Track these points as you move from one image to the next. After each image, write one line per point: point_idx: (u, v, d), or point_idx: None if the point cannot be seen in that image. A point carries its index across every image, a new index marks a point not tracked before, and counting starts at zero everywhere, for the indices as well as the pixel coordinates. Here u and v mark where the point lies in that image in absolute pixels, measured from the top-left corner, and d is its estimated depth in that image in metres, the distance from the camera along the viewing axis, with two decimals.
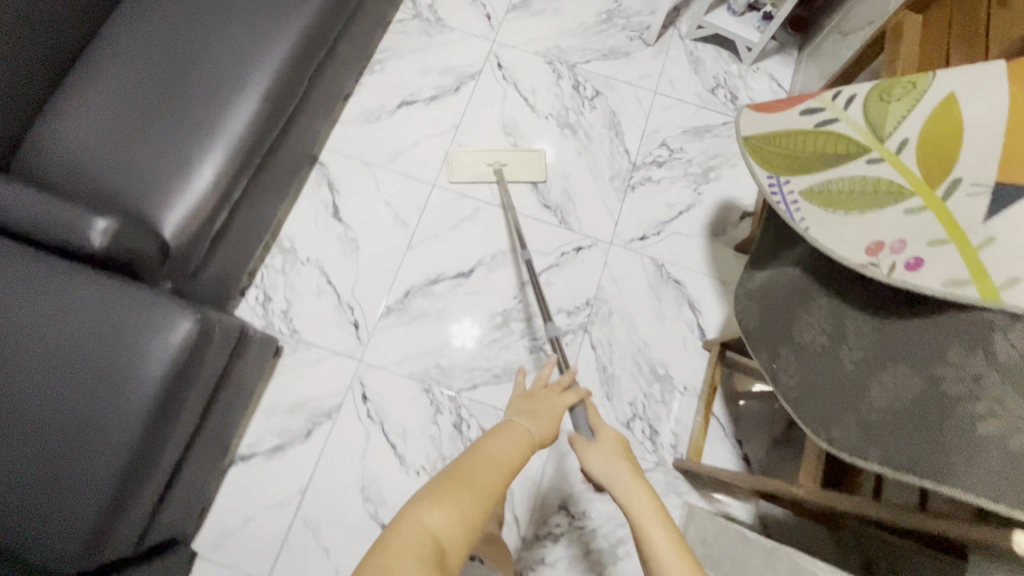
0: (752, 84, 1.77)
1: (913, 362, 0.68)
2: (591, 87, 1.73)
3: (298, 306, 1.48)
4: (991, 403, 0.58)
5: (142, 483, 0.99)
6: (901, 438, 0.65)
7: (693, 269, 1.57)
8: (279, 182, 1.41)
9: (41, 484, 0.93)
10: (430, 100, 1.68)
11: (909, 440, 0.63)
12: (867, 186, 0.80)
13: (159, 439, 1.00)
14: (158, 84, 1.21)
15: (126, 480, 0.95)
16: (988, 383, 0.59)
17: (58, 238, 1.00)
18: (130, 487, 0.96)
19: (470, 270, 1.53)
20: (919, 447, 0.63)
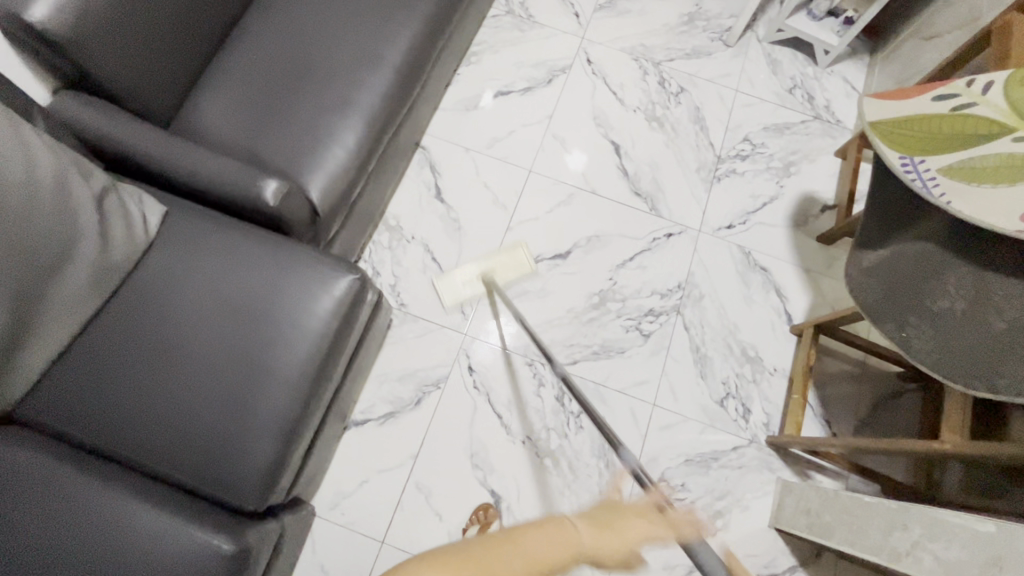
0: (828, 86, 1.85)
1: None
2: (676, 83, 1.81)
3: (405, 281, 1.54)
4: None
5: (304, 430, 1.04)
6: None
7: (778, 257, 1.64)
8: (396, 161, 1.48)
9: (217, 423, 0.98)
10: (524, 92, 1.76)
11: None
12: (1012, 162, 0.91)
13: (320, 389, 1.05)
14: (302, 57, 1.28)
15: (295, 424, 1.01)
16: None
17: (231, 195, 1.07)
18: (297, 432, 1.01)
19: (567, 252, 1.60)
20: None
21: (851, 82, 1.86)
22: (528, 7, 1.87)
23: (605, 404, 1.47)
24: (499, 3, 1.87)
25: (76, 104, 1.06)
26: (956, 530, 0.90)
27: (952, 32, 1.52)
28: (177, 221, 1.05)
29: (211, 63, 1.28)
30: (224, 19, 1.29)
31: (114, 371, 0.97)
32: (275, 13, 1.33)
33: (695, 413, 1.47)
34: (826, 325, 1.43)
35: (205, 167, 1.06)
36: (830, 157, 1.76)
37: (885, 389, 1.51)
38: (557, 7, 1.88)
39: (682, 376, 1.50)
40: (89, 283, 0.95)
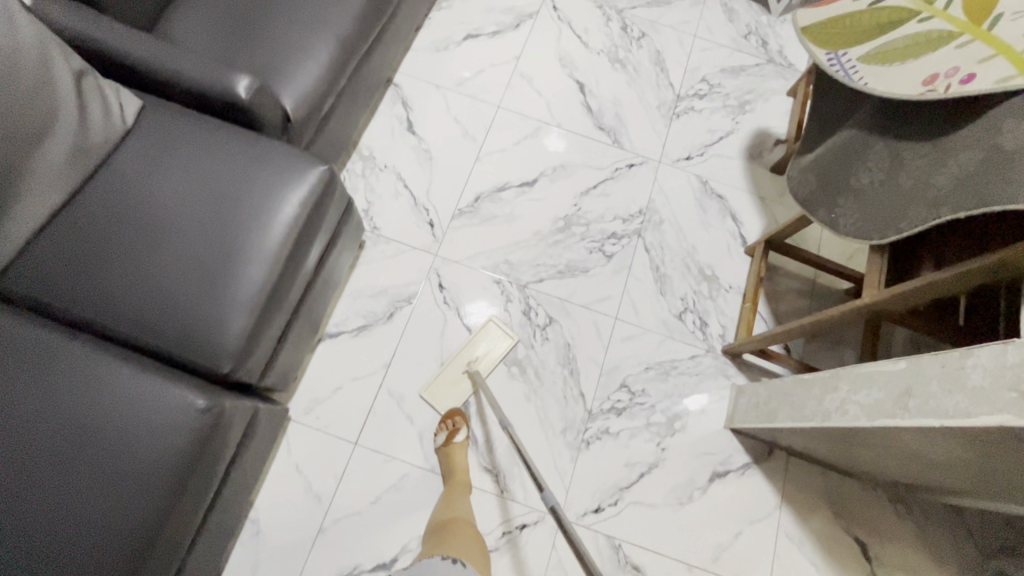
0: (780, 33, 1.96)
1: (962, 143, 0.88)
2: (638, 29, 1.91)
3: (378, 206, 1.60)
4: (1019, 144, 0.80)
5: (274, 311, 1.10)
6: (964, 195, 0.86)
7: (734, 186, 1.73)
8: (368, 88, 1.54)
9: (188, 296, 1.03)
10: (493, 35, 1.84)
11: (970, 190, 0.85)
12: (917, 40, 0.98)
13: (289, 274, 1.11)
14: None
15: (264, 302, 1.06)
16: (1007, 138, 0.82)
17: (205, 92, 1.13)
18: (267, 310, 1.07)
19: (534, 180, 1.67)
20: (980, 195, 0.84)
21: None
22: None
23: (570, 318, 1.54)
24: None
25: (56, 5, 1.12)
26: (875, 377, 0.99)
27: None
28: (153, 114, 1.11)
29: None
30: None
31: (91, 247, 1.02)
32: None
33: (655, 325, 1.55)
34: (775, 239, 1.53)
35: (180, 63, 1.12)
36: (782, 97, 1.86)
37: (834, 303, 1.61)
38: None
39: (643, 292, 1.58)
40: (68, 161, 1.01)
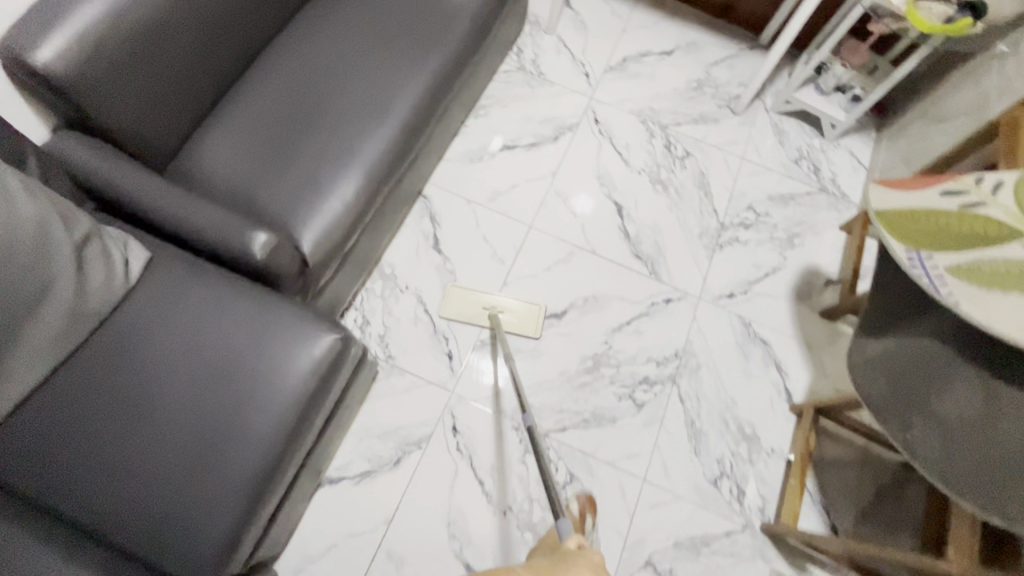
0: (834, 160, 1.85)
1: None
2: (682, 147, 1.81)
3: (395, 331, 1.50)
4: None
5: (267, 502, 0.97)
6: None
7: (779, 331, 1.59)
8: (395, 210, 1.46)
9: (172, 490, 0.92)
10: (531, 146, 1.77)
11: None
12: (1015, 271, 0.88)
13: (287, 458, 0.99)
14: (308, 106, 1.28)
15: (256, 497, 0.94)
16: None
17: (219, 246, 1.04)
18: (258, 505, 0.95)
19: (563, 312, 1.56)
20: None
21: (856, 157, 1.86)
22: (539, 64, 1.90)
23: (593, 475, 1.40)
24: (512, 58, 1.90)
25: (73, 143, 1.05)
26: None
27: (960, 115, 1.51)
28: (162, 268, 1.03)
29: (217, 108, 1.29)
30: (236, 64, 1.30)
31: (71, 428, 0.92)
32: (285, 62, 1.34)
33: (687, 491, 1.40)
34: (827, 408, 1.39)
35: (193, 215, 1.04)
36: (834, 230, 1.74)
37: (889, 478, 1.44)
38: (569, 66, 1.90)
39: (675, 450, 1.44)
40: (60, 331, 0.92)
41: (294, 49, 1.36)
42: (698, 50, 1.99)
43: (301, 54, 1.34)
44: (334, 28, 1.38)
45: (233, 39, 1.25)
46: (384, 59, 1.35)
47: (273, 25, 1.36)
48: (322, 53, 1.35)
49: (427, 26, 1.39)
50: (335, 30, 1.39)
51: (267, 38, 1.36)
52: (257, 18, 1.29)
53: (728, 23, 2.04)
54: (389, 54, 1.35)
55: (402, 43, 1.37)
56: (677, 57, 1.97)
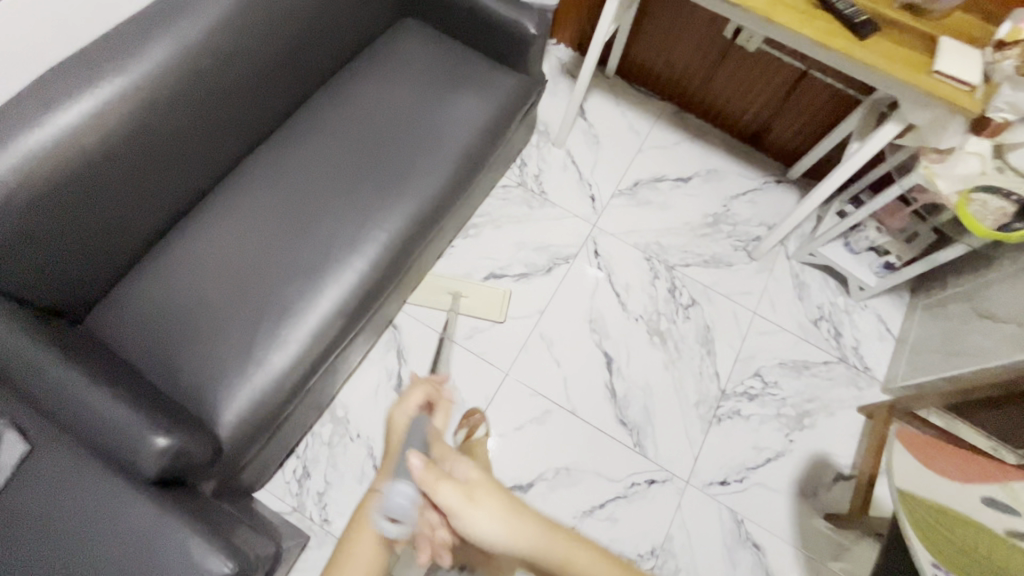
0: (859, 324, 1.65)
1: None
2: (688, 293, 1.64)
3: (337, 490, 1.33)
4: None
5: None
6: None
7: (776, 533, 1.38)
8: (349, 358, 1.30)
9: None
10: (520, 277, 1.61)
11: None
12: None
13: None
14: (256, 261, 1.18)
15: None
16: None
17: (110, 448, 0.88)
18: None
19: (529, 484, 1.38)
20: None
21: (885, 322, 1.66)
22: (542, 181, 1.75)
23: None
24: (513, 172, 1.75)
25: None
26: None
27: (1011, 323, 1.28)
28: (37, 468, 0.85)
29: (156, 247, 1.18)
30: (182, 199, 1.18)
31: None
32: (241, 202, 1.23)
33: None
34: None
35: (85, 411, 0.89)
36: (851, 412, 1.53)
37: None
38: (574, 186, 1.75)
39: None
40: None
41: (251, 185, 1.25)
42: (718, 180, 1.82)
43: (257, 194, 1.24)
44: (299, 164, 1.28)
45: (181, 179, 1.14)
46: (350, 211, 1.25)
47: (234, 154, 1.25)
48: (280, 194, 1.25)
49: (398, 175, 1.30)
50: (300, 166, 1.28)
51: (223, 169, 1.25)
52: (211, 153, 1.18)
53: (755, 150, 1.87)
54: (354, 203, 1.26)
55: (372, 194, 1.27)
56: (695, 186, 1.80)
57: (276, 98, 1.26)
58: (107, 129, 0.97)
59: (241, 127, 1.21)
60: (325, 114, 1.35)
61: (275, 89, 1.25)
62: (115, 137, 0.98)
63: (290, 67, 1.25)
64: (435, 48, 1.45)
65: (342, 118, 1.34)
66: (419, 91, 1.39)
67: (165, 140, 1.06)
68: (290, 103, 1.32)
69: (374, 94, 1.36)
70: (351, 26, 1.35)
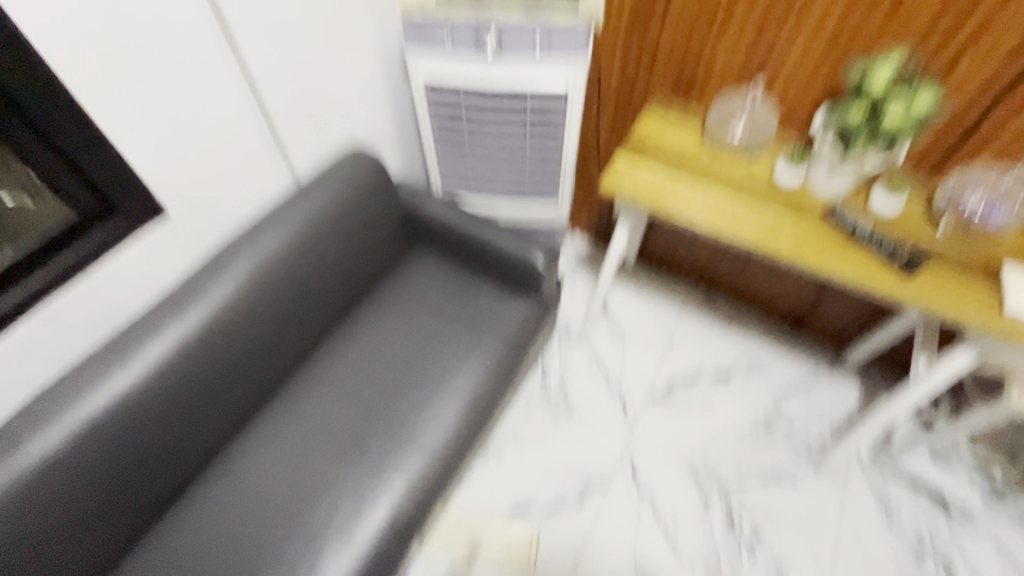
0: (974, 554, 1.33)
1: None
2: (749, 523, 1.39)
3: None
4: None
5: None
6: None
7: None
8: None
9: None
10: (548, 509, 1.42)
11: None
12: None
13: None
14: (244, 557, 1.03)
15: None
16: None
17: None
18: None
19: None
20: None
21: (1009, 552, 1.33)
22: (566, 388, 1.62)
23: None
24: (535, 379, 1.64)
25: None
26: None
27: None
28: None
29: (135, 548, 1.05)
30: (170, 483, 1.07)
31: None
32: (238, 479, 1.12)
33: None
34: None
35: None
36: None
37: None
38: (603, 392, 1.61)
39: None
40: None
41: (249, 458, 1.15)
42: (763, 371, 1.65)
43: (255, 464, 1.14)
44: (296, 428, 1.18)
45: (167, 465, 1.05)
46: (347, 481, 1.11)
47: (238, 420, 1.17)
48: (278, 459, 1.14)
49: (404, 424, 1.18)
50: (301, 429, 1.18)
51: (216, 443, 1.13)
52: (207, 430, 1.10)
53: (802, 334, 1.71)
54: (352, 471, 1.12)
55: (374, 460, 1.14)
56: (736, 382, 1.63)
57: (279, 357, 1.19)
58: (72, 458, 0.91)
59: (239, 395, 1.14)
60: (330, 363, 1.28)
61: (284, 349, 1.20)
62: (90, 462, 0.93)
63: (293, 325, 1.19)
64: (448, 277, 1.41)
65: (352, 367, 1.27)
66: (433, 327, 1.33)
67: (160, 422, 1.01)
68: (301, 353, 1.26)
69: (384, 340, 1.31)
70: (365, 267, 1.33)
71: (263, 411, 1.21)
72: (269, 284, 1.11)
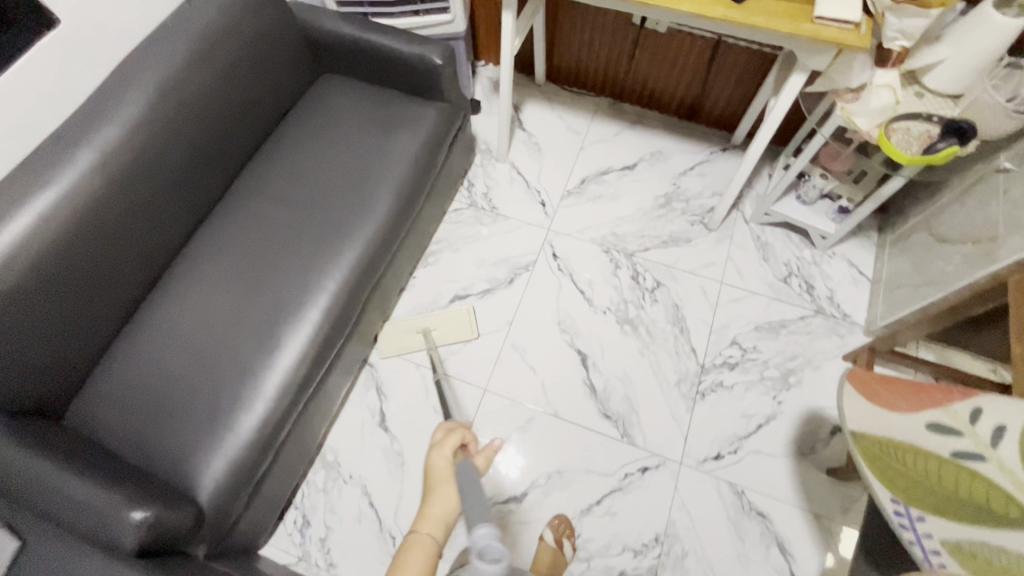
0: (829, 272, 1.63)
1: None
2: (652, 277, 1.64)
3: (337, 532, 1.37)
4: None
5: None
6: None
7: (779, 497, 1.37)
8: (328, 399, 1.38)
9: None
10: (484, 292, 1.65)
11: None
12: None
13: None
14: (219, 325, 1.23)
15: None
16: None
17: (91, 526, 0.94)
18: None
19: (523, 493, 1.39)
20: None
21: (857, 266, 1.64)
22: (491, 197, 1.79)
23: None
24: (463, 194, 1.80)
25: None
26: None
27: (967, 241, 1.26)
28: (29, 555, 0.93)
29: (120, 334, 1.23)
30: (139, 277, 1.22)
31: None
32: (199, 271, 1.29)
33: None
34: None
35: (60, 494, 0.95)
36: (837, 361, 1.51)
37: None
38: (523, 196, 1.79)
39: None
40: None
41: (205, 258, 1.30)
42: (664, 159, 1.84)
43: (212, 259, 1.30)
44: (237, 236, 1.32)
45: (133, 260, 1.19)
46: (297, 261, 1.29)
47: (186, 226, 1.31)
48: (231, 254, 1.30)
49: (338, 212, 1.34)
50: (247, 228, 1.33)
51: (170, 247, 1.28)
52: (161, 231, 1.24)
53: (699, 123, 1.88)
54: (293, 263, 1.29)
55: (318, 242, 1.31)
56: (641, 171, 1.82)
57: (210, 174, 1.32)
58: (31, 255, 1.01)
59: (182, 201, 1.26)
60: (258, 182, 1.40)
61: (213, 162, 1.31)
62: (55, 251, 1.04)
63: (218, 144, 1.31)
64: (359, 91, 1.51)
65: (284, 175, 1.40)
66: (351, 133, 1.44)
67: (115, 218, 1.12)
68: (233, 169, 1.39)
69: (308, 149, 1.43)
70: (276, 85, 1.41)
71: (210, 221, 1.36)
72: (181, 93, 1.19)
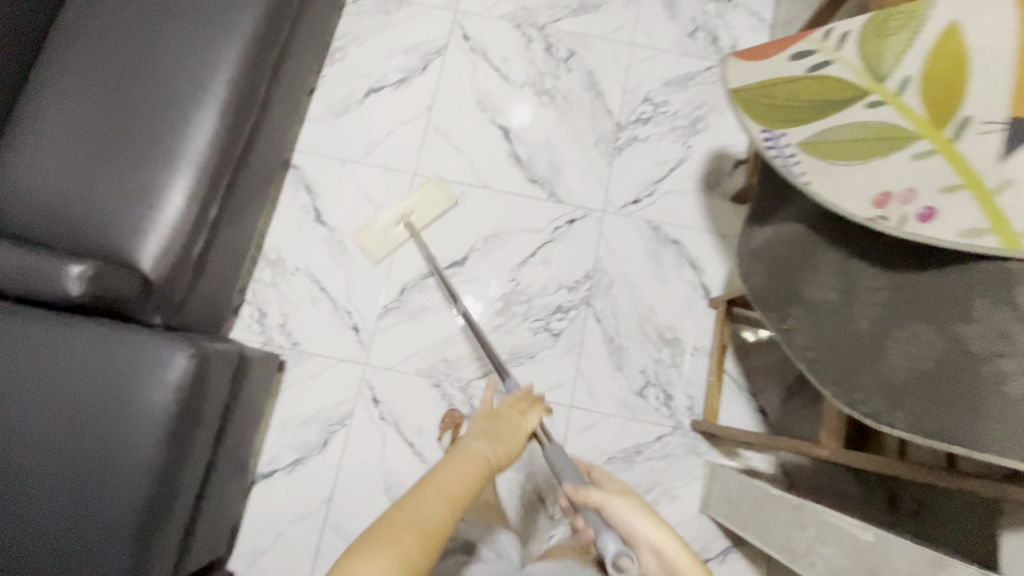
0: (732, 23, 1.67)
1: (937, 320, 0.73)
2: (565, 46, 1.64)
3: (294, 317, 1.45)
4: (1015, 356, 0.65)
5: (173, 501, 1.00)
6: (932, 405, 0.70)
7: (691, 227, 1.53)
8: (255, 193, 1.37)
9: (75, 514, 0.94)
10: (399, 83, 1.61)
11: (946, 407, 0.69)
12: (885, 129, 0.77)
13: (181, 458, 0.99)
14: (114, 107, 1.17)
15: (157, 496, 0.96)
16: (1013, 337, 0.66)
17: (34, 285, 0.98)
18: (166, 503, 0.98)
19: (464, 257, 1.50)
20: (951, 413, 0.68)
21: (758, 14, 1.68)
22: None
23: None
24: None
25: None
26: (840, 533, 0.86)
27: None
28: None
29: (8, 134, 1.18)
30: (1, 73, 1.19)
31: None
32: (76, 59, 1.21)
33: (614, 407, 1.42)
34: (738, 300, 1.36)
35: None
36: None
37: None
38: None
39: (598, 371, 1.44)
40: None
41: (79, 45, 1.22)
42: None
43: (87, 44, 1.22)
44: (110, 20, 1.23)
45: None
46: (181, 31, 1.21)
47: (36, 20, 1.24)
48: (106, 35, 1.22)
49: None
50: (115, 8, 1.24)
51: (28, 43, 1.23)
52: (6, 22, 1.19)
53: None
54: (184, 36, 1.21)
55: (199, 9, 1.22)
56: None
57: None
58: None
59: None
60: None
61: None
62: None
63: None
64: None
65: None
66: None
67: None
68: None
69: None
70: None
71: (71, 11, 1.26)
72: None
